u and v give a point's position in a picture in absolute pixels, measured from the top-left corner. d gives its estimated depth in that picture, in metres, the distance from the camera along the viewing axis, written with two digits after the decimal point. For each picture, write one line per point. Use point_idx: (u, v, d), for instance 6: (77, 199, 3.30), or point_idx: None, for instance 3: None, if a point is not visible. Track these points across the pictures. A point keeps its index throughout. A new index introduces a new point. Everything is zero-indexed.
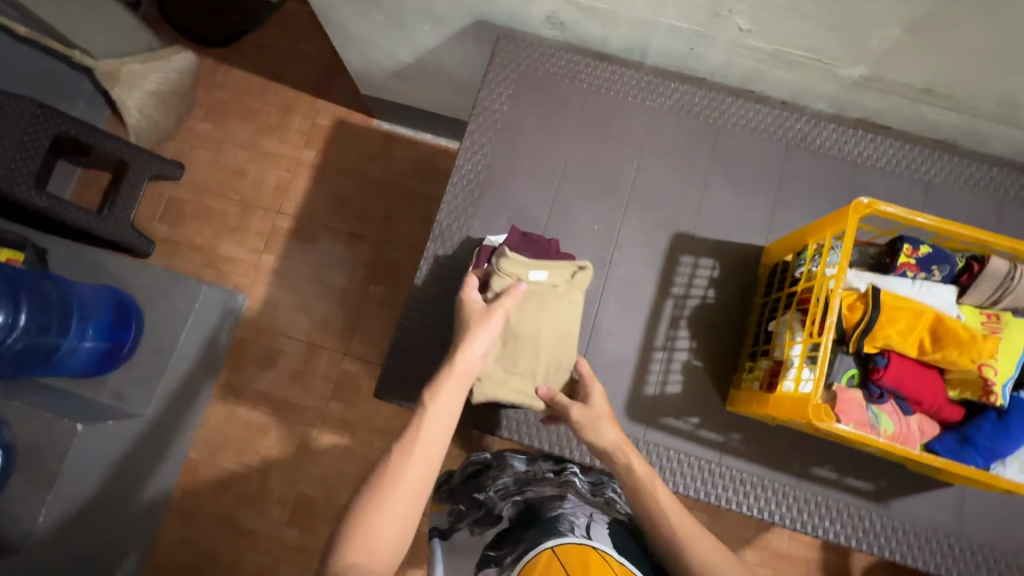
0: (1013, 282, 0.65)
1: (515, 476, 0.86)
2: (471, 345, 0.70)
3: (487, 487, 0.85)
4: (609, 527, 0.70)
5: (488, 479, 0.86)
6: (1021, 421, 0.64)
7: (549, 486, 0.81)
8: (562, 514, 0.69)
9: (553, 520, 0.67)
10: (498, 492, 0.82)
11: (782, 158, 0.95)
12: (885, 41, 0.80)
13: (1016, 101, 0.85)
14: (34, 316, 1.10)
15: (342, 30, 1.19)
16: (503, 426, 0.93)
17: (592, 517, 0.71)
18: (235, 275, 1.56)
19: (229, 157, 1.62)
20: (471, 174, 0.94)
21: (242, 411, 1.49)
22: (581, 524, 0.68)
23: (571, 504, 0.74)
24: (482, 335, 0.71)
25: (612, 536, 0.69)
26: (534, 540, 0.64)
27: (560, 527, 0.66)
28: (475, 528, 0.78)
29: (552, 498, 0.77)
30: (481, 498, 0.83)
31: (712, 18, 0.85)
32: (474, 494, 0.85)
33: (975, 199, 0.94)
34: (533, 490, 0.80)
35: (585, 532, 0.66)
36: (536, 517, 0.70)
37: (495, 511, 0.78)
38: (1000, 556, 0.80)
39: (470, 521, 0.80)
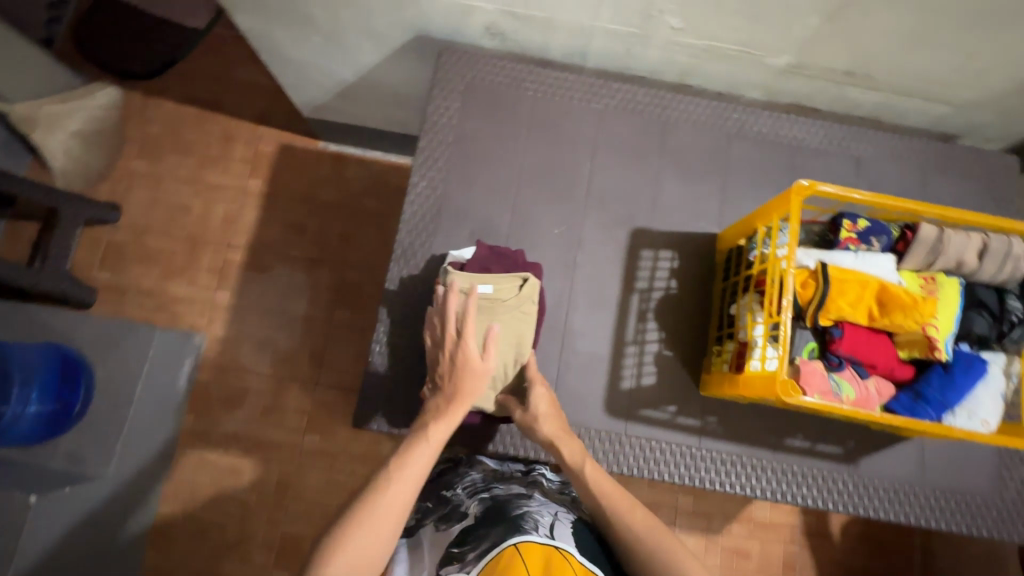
0: (944, 244, 0.70)
1: (482, 474, 0.86)
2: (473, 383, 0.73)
3: (455, 485, 0.84)
4: (573, 523, 0.70)
5: (456, 478, 0.85)
6: (963, 371, 0.69)
7: (515, 485, 0.82)
8: (527, 513, 0.69)
9: (518, 519, 0.67)
10: (466, 489, 0.81)
11: (725, 147, 0.99)
12: (806, 30, 0.86)
13: (927, 76, 0.92)
14: None
15: (277, 54, 1.17)
16: (496, 440, 0.94)
17: (558, 516, 0.70)
18: (189, 315, 1.49)
19: (170, 194, 1.55)
20: (427, 191, 0.93)
21: (212, 457, 1.43)
22: (546, 523, 0.67)
23: (538, 503, 0.73)
24: (475, 383, 0.73)
25: (576, 534, 0.67)
26: (498, 538, 0.63)
27: (524, 526, 0.65)
28: (441, 525, 0.74)
29: (519, 496, 0.76)
30: (448, 495, 0.81)
31: (645, 19, 0.89)
32: (442, 491, 0.83)
33: (902, 169, 1.01)
34: (500, 487, 0.80)
35: (549, 532, 0.65)
36: (501, 515, 0.69)
37: (460, 507, 0.76)
38: (961, 499, 0.86)
39: (435, 517, 0.77)
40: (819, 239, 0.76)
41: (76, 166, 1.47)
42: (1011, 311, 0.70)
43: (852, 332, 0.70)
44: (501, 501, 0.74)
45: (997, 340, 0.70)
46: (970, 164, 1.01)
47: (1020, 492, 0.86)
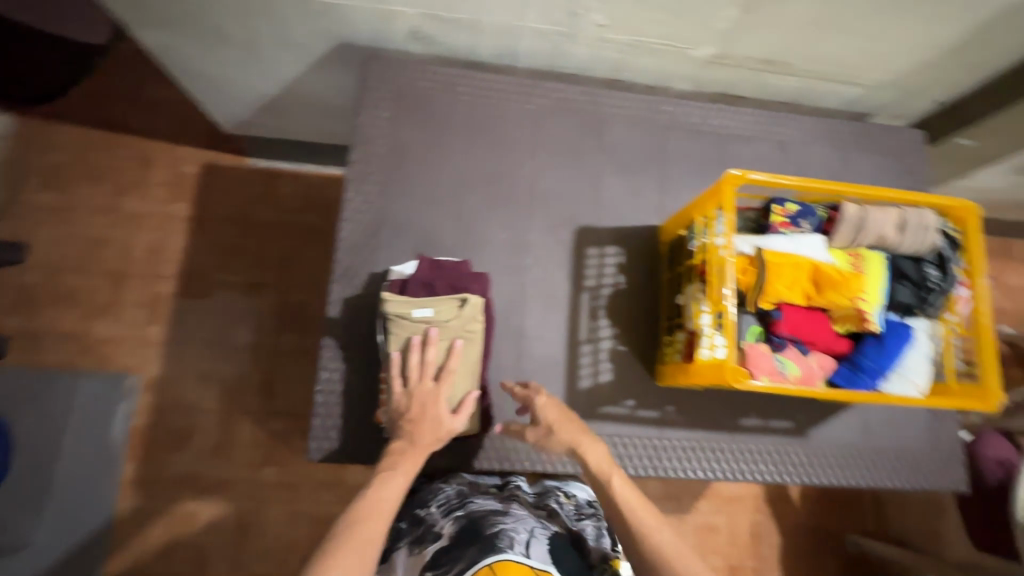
0: (865, 221, 0.73)
1: (456, 490, 0.84)
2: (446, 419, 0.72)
3: (429, 503, 0.82)
4: (549, 541, 0.69)
5: (430, 495, 0.83)
6: (894, 339, 0.73)
7: (492, 499, 0.80)
8: (502, 531, 0.67)
9: (493, 538, 0.66)
10: (440, 507, 0.79)
11: (660, 139, 1.00)
12: (725, 22, 0.88)
13: (839, 60, 0.97)
14: None
15: (189, 70, 1.09)
16: (481, 456, 0.87)
17: (533, 533, 0.69)
18: (119, 356, 1.38)
19: (84, 226, 1.42)
20: (364, 206, 0.90)
21: (159, 504, 1.33)
22: (522, 540, 0.66)
23: (513, 519, 0.72)
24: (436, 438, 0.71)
25: (551, 552, 0.67)
26: (473, 559, 0.62)
27: (499, 545, 0.64)
28: (415, 548, 0.72)
29: (494, 512, 0.75)
30: (422, 514, 0.79)
31: (570, 17, 0.88)
32: (416, 511, 0.81)
33: (825, 148, 1.06)
34: (476, 502, 0.78)
35: (525, 549, 0.64)
36: (476, 533, 0.68)
37: (434, 528, 0.74)
38: (902, 457, 0.91)
39: (410, 539, 0.75)
40: (753, 226, 0.79)
41: None
42: (930, 278, 0.73)
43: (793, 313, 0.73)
44: (475, 516, 0.73)
45: (920, 307, 0.74)
46: (884, 140, 1.08)
47: (953, 444, 0.92)
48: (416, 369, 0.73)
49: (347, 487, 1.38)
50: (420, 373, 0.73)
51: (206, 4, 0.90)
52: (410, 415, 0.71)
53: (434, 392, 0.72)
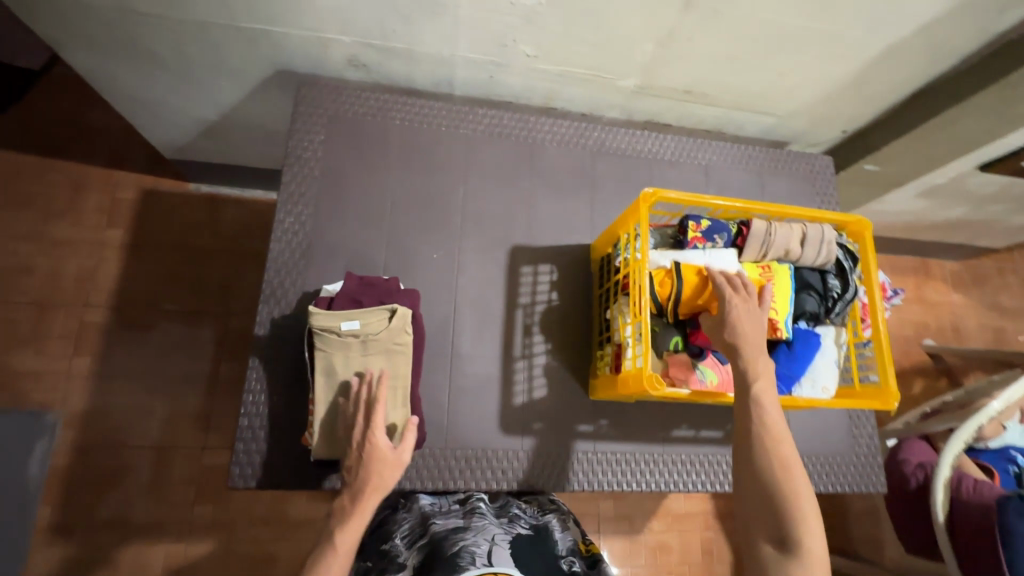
0: (772, 236, 0.78)
1: (418, 514, 0.81)
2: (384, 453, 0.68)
3: (392, 535, 0.79)
4: (511, 545, 0.71)
5: (394, 525, 0.81)
6: (802, 345, 0.77)
7: (454, 517, 0.78)
8: (463, 548, 0.67)
9: (454, 558, 0.65)
10: (404, 539, 0.77)
11: (591, 162, 1.05)
12: (645, 55, 0.95)
13: (750, 92, 1.05)
14: None
15: (123, 94, 1.08)
16: (575, 475, 0.87)
17: (494, 543, 0.70)
18: (39, 391, 1.29)
19: (6, 254, 1.35)
20: (296, 228, 0.90)
21: (78, 552, 1.23)
22: (483, 552, 0.66)
23: (474, 534, 0.72)
24: (377, 493, 0.65)
25: (515, 556, 0.68)
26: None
27: (461, 564, 0.64)
28: None
29: (455, 530, 0.73)
30: (386, 549, 0.76)
31: (501, 48, 0.93)
32: (381, 547, 0.78)
33: (744, 173, 1.13)
34: (438, 523, 0.75)
35: (487, 560, 0.65)
36: (438, 555, 0.67)
37: (397, 558, 0.73)
38: (824, 460, 0.95)
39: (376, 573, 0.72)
40: (671, 241, 0.82)
41: None
42: (833, 288, 0.80)
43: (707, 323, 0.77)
44: (437, 539, 0.71)
45: (826, 314, 0.80)
46: (798, 166, 1.16)
47: (869, 446, 0.97)
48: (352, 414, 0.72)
49: (288, 523, 1.31)
50: (357, 413, 0.71)
51: (138, 28, 0.90)
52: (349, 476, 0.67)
53: (370, 431, 0.69)
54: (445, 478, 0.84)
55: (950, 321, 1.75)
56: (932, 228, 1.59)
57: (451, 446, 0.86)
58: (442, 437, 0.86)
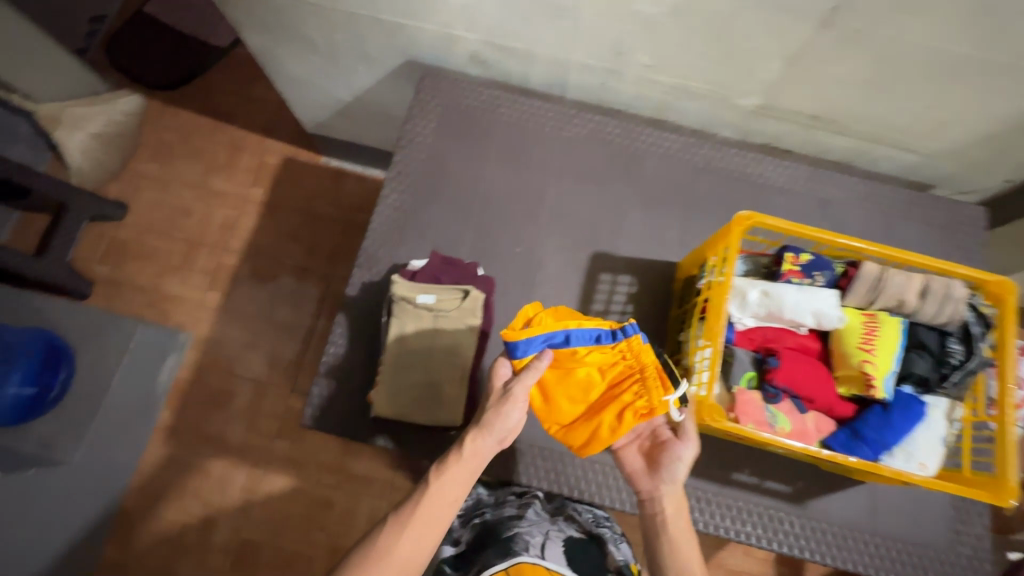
0: (883, 283, 0.70)
1: (477, 500, 0.95)
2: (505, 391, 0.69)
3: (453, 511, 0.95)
4: (563, 544, 0.81)
5: None
6: (903, 413, 0.68)
7: (509, 507, 0.90)
8: (518, 533, 0.81)
9: (509, 540, 0.80)
10: (462, 517, 0.93)
11: (692, 179, 1.01)
12: (769, 73, 0.89)
13: (890, 123, 0.94)
14: None
15: (281, 71, 1.24)
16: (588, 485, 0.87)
17: (548, 536, 0.82)
18: (178, 314, 1.53)
19: (176, 197, 1.62)
20: (397, 205, 0.97)
21: (182, 454, 1.44)
22: (536, 543, 0.79)
23: (529, 522, 0.84)
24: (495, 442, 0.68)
25: (565, 552, 0.80)
26: (491, 561, 0.77)
27: (515, 548, 0.78)
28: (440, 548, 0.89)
29: (511, 517, 0.87)
30: None
31: (616, 55, 0.93)
32: None
33: (871, 215, 1.01)
34: (493, 511, 0.90)
35: (538, 551, 0.78)
36: (494, 536, 0.83)
37: (455, 535, 0.90)
38: (915, 552, 0.83)
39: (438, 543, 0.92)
40: (764, 272, 0.77)
41: (92, 165, 1.55)
42: (952, 353, 0.69)
43: (571, 336, 0.72)
44: (495, 523, 0.85)
45: (938, 382, 0.69)
46: (938, 213, 1.02)
47: (976, 550, 0.83)
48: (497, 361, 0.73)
49: (347, 476, 1.43)
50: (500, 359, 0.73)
51: (299, 14, 1.03)
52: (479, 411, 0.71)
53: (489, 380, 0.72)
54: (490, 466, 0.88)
55: None
56: None
57: None
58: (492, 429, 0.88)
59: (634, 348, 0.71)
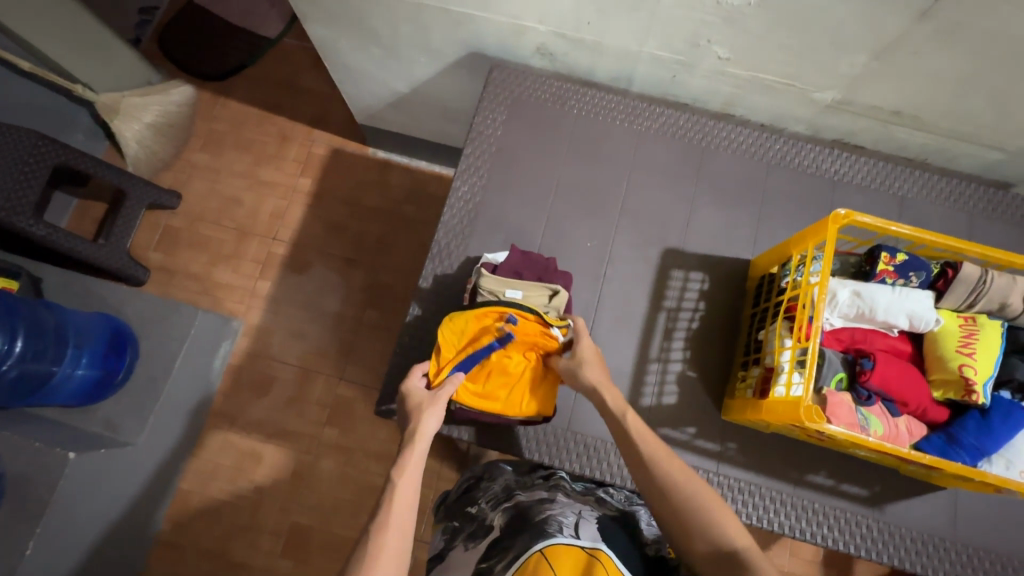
0: (985, 286, 0.68)
1: (504, 485, 0.88)
2: (413, 392, 0.76)
3: (478, 500, 0.86)
4: (597, 522, 0.74)
5: (479, 490, 0.88)
6: (1004, 419, 0.66)
7: (539, 490, 0.83)
8: (550, 516, 0.72)
9: (542, 524, 0.70)
10: (489, 503, 0.83)
11: (764, 175, 0.99)
12: (854, 67, 0.87)
13: (976, 120, 0.91)
14: (56, 349, 1.16)
15: (340, 63, 1.25)
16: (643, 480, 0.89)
17: (581, 516, 0.74)
18: (230, 301, 1.56)
19: (227, 187, 1.64)
20: (466, 198, 0.97)
21: (235, 438, 1.47)
22: (569, 524, 0.70)
23: (560, 505, 0.76)
24: (432, 416, 0.73)
25: (603, 532, 0.71)
26: (525, 545, 0.67)
27: (549, 530, 0.69)
28: (469, 543, 0.77)
29: (542, 500, 0.79)
30: (473, 511, 0.83)
31: (692, 48, 0.92)
32: (467, 508, 0.85)
33: (948, 213, 0.99)
34: (523, 495, 0.82)
35: (573, 532, 0.69)
36: (526, 521, 0.73)
37: (486, 522, 0.78)
38: (996, 560, 0.81)
39: (464, 536, 0.79)
40: (854, 271, 0.75)
41: (146, 154, 1.58)
42: None
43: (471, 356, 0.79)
44: (523, 507, 0.77)
45: None
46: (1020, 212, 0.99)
47: None
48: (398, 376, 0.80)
49: (394, 463, 1.45)
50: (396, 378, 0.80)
51: (367, 6, 1.03)
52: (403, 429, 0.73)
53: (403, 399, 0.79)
54: (562, 459, 0.90)
55: None
56: None
57: (572, 429, 0.91)
58: (566, 417, 0.92)
59: (518, 330, 0.80)
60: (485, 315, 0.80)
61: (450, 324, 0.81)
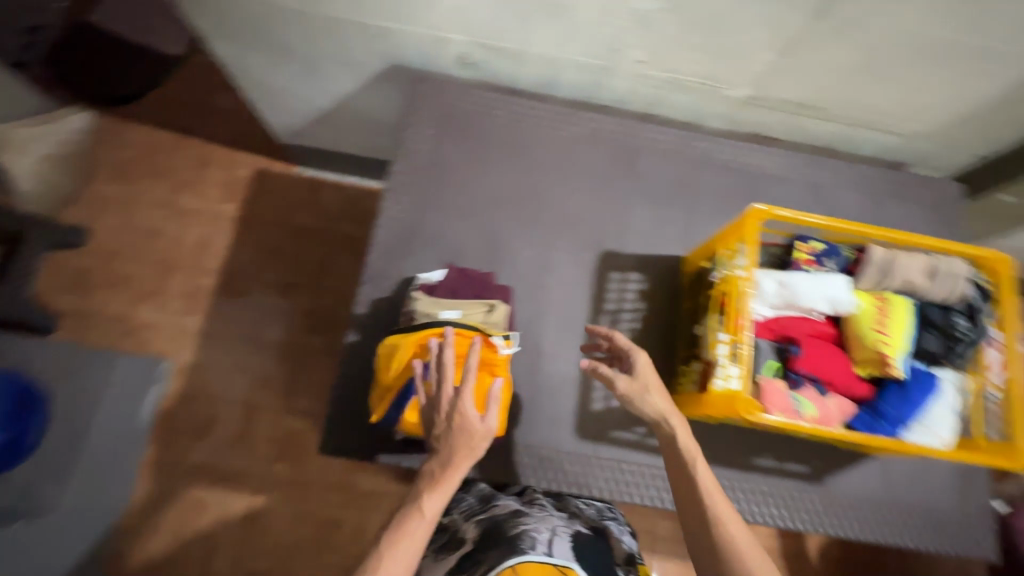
0: (891, 265, 0.73)
1: (478, 495, 0.87)
2: (463, 414, 0.70)
3: (453, 509, 0.86)
4: (572, 537, 0.72)
5: (454, 502, 0.87)
6: (918, 388, 0.71)
7: (512, 501, 0.83)
8: (524, 531, 0.71)
9: (515, 539, 0.69)
10: (463, 513, 0.83)
11: (690, 172, 1.02)
12: (762, 64, 0.91)
13: (873, 108, 0.97)
14: None
15: (254, 80, 1.18)
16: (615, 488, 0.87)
17: (555, 532, 0.72)
18: (156, 341, 1.45)
19: (142, 219, 1.53)
20: (398, 217, 0.95)
21: (174, 489, 1.36)
22: (543, 540, 0.69)
23: (536, 520, 0.75)
24: (478, 449, 0.70)
25: (576, 549, 0.70)
26: (496, 560, 0.66)
27: (521, 546, 0.67)
28: (440, 554, 0.77)
29: (515, 514, 0.78)
30: (446, 521, 0.83)
31: (610, 53, 0.93)
32: (440, 518, 0.85)
33: (858, 196, 1.05)
34: (497, 506, 0.81)
35: (546, 549, 0.67)
36: (498, 535, 0.72)
37: (458, 534, 0.78)
38: (925, 516, 0.87)
39: (436, 546, 0.79)
40: (776, 260, 0.80)
41: (42, 190, 1.42)
42: (958, 328, 0.71)
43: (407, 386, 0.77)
44: (497, 520, 0.76)
45: (946, 355, 0.73)
46: (919, 191, 1.07)
47: (981, 509, 0.88)
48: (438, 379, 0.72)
49: (353, 494, 1.39)
50: (437, 376, 0.72)
51: (275, 21, 0.98)
52: (440, 450, 0.70)
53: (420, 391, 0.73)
54: (522, 473, 0.86)
55: None
56: None
57: (529, 442, 0.87)
58: (522, 429, 0.87)
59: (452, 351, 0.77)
60: (420, 334, 0.78)
61: (386, 353, 0.79)
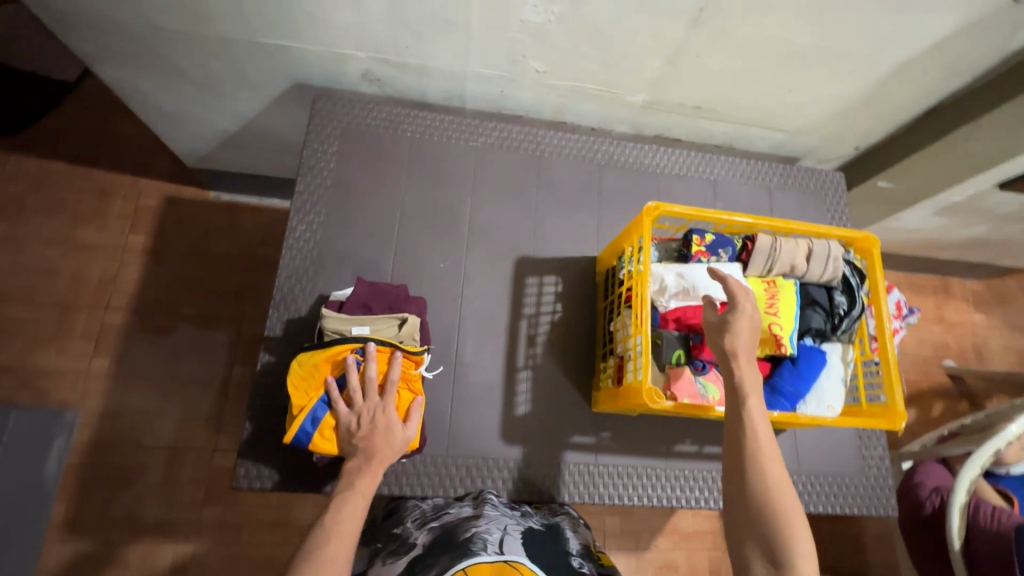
0: (777, 251, 0.79)
1: (432, 504, 0.82)
2: (387, 416, 0.74)
3: (404, 518, 0.79)
4: (522, 536, 0.70)
5: (407, 509, 0.81)
6: (807, 362, 0.77)
7: (465, 507, 0.79)
8: (475, 534, 0.68)
9: (466, 542, 0.66)
10: (415, 522, 0.77)
11: (599, 176, 1.06)
12: (654, 71, 0.96)
13: (758, 109, 1.05)
14: None
15: (150, 106, 1.12)
16: (563, 488, 0.88)
17: (506, 531, 0.70)
18: (59, 390, 1.33)
19: (36, 258, 1.40)
20: (308, 238, 0.93)
21: (88, 549, 1.24)
22: (495, 540, 0.67)
23: (487, 521, 0.72)
24: (398, 448, 0.73)
25: (526, 547, 0.68)
26: (447, 563, 0.62)
27: (473, 548, 0.64)
28: (388, 559, 0.71)
29: (468, 518, 0.74)
30: (398, 530, 0.77)
31: (511, 64, 0.95)
32: (392, 527, 0.78)
33: (754, 190, 1.13)
34: (450, 513, 0.77)
35: (498, 548, 0.64)
36: (451, 539, 0.68)
37: (409, 540, 0.73)
38: (834, 481, 0.94)
39: (384, 554, 0.73)
40: (676, 254, 0.83)
41: None
42: (839, 305, 0.80)
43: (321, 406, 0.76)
44: (449, 526, 0.72)
45: (832, 332, 0.80)
46: (808, 181, 1.16)
47: (880, 468, 0.95)
48: (359, 387, 0.75)
49: (292, 529, 1.31)
50: (357, 386, 0.75)
51: (163, 43, 0.93)
52: (360, 450, 0.71)
53: (338, 403, 0.74)
54: (446, 486, 0.85)
55: (972, 341, 1.65)
56: (955, 247, 1.52)
57: (453, 453, 0.87)
58: (444, 444, 0.87)
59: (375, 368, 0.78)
60: (336, 350, 0.77)
61: (302, 370, 0.77)
